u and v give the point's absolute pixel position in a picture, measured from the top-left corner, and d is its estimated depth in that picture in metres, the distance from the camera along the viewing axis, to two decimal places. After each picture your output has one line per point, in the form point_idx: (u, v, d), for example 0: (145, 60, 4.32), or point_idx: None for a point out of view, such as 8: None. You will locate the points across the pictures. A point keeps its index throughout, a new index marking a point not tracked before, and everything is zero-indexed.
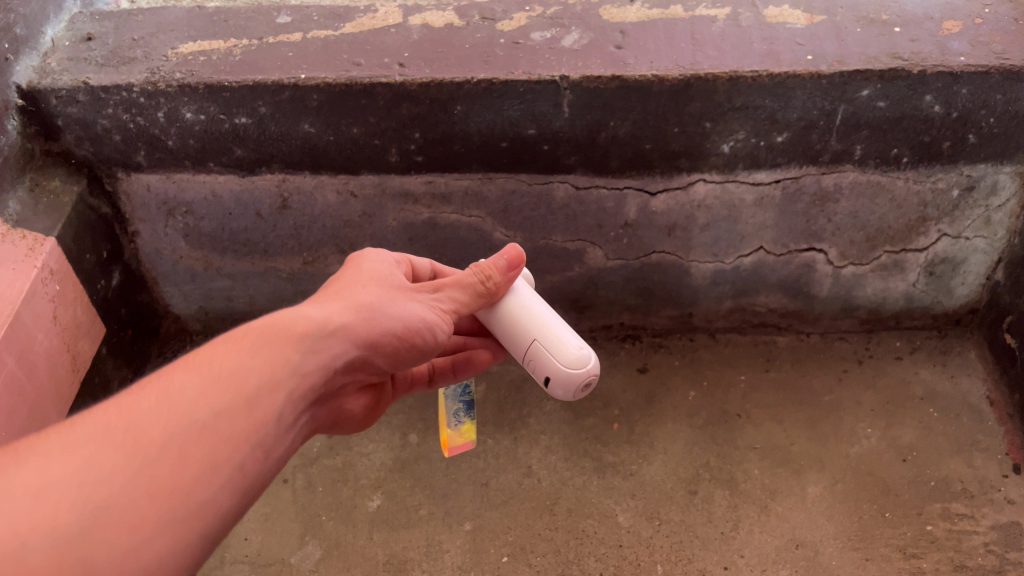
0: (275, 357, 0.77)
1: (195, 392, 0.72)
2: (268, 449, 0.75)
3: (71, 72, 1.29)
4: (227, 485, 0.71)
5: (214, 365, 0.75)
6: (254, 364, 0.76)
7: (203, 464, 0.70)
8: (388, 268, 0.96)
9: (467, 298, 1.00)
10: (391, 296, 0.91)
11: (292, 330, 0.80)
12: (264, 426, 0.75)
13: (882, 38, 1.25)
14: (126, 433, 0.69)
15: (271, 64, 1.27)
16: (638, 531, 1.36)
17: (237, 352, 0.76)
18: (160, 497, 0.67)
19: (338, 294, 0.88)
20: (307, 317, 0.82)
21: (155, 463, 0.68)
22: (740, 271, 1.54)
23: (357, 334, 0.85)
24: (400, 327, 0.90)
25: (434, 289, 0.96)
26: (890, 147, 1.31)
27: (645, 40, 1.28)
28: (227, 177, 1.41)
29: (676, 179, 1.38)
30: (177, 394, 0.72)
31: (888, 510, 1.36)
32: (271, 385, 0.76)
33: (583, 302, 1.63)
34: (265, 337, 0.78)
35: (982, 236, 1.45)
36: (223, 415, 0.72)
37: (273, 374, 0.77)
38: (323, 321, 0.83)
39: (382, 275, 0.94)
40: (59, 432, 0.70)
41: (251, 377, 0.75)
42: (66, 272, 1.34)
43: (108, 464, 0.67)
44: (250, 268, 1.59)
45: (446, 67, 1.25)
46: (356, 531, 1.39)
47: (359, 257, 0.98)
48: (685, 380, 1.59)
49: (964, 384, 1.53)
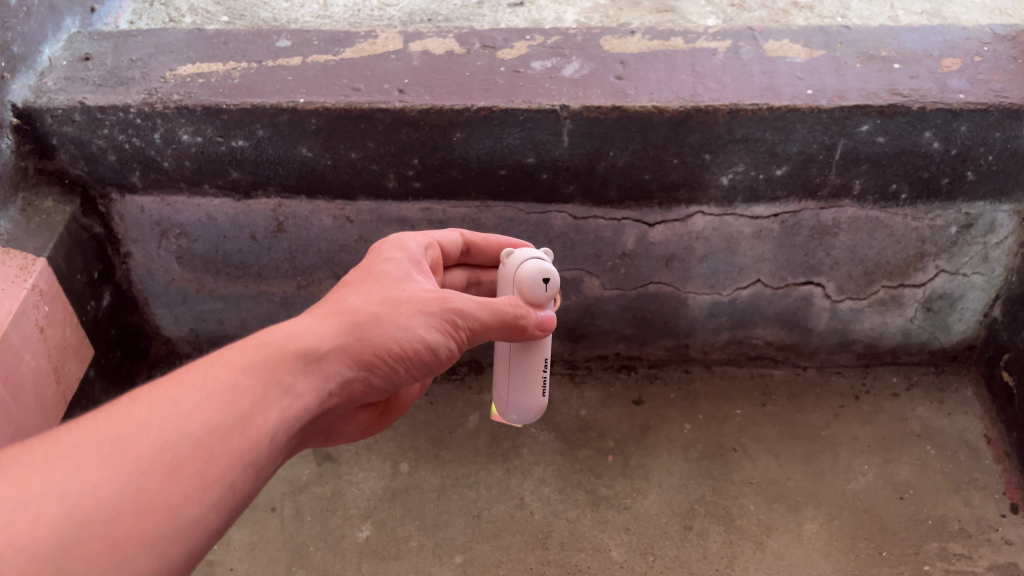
0: (274, 376, 0.77)
1: (190, 406, 0.72)
2: (259, 469, 0.74)
3: (68, 91, 1.28)
4: (215, 503, 0.70)
5: (209, 377, 0.75)
6: (249, 382, 0.75)
7: (191, 482, 0.69)
8: (404, 277, 0.91)
9: (494, 316, 0.91)
10: (399, 308, 0.86)
11: (289, 348, 0.79)
12: (258, 445, 0.74)
13: (882, 74, 1.25)
14: (115, 445, 0.68)
15: (270, 88, 1.26)
16: (631, 567, 1.34)
17: (235, 367, 0.76)
18: (144, 514, 0.66)
19: (342, 301, 0.86)
20: (306, 334, 0.81)
21: (143, 479, 0.67)
22: (737, 303, 1.53)
23: (355, 354, 0.83)
24: (396, 343, 0.85)
25: (449, 299, 0.89)
26: (889, 182, 1.31)
27: (645, 71, 1.28)
28: (222, 200, 1.40)
29: (676, 210, 1.37)
30: (171, 407, 0.71)
31: (885, 549, 1.35)
32: (265, 403, 0.75)
33: (578, 332, 1.62)
34: (266, 352, 0.78)
35: (980, 273, 1.45)
36: (216, 432, 0.72)
37: (267, 392, 0.75)
38: (322, 341, 0.81)
39: (391, 291, 0.88)
40: (48, 439, 0.69)
41: (247, 394, 0.74)
42: (56, 293, 1.32)
43: (95, 477, 0.66)
44: (242, 291, 1.57)
45: (446, 94, 1.24)
46: (344, 561, 1.37)
47: (378, 251, 0.96)
48: (681, 413, 1.57)
49: (962, 422, 1.52)
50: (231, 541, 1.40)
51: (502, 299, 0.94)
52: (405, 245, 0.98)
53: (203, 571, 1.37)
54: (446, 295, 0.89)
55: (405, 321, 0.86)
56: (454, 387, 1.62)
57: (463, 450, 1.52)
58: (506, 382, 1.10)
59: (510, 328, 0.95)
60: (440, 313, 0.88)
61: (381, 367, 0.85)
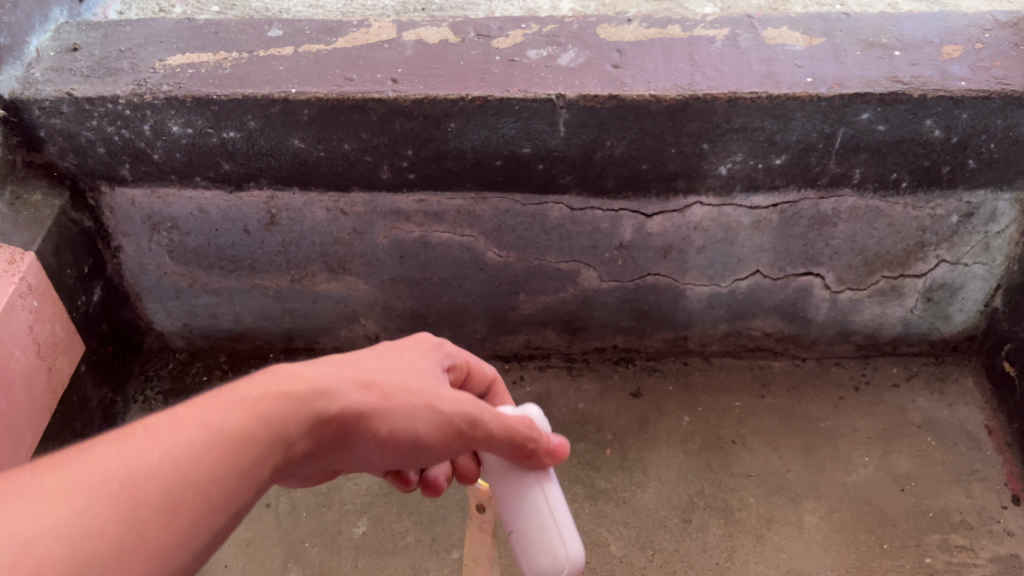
0: (285, 441, 0.66)
1: (202, 456, 0.61)
2: (235, 525, 0.65)
3: (55, 82, 1.25)
4: (193, 561, 0.60)
5: (228, 423, 0.64)
6: (264, 438, 0.65)
7: (182, 537, 0.59)
8: (434, 364, 0.82)
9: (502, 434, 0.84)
10: (418, 397, 0.76)
11: (315, 411, 0.68)
12: (247, 505, 0.64)
13: (882, 62, 1.24)
14: (124, 485, 0.57)
15: (261, 78, 1.24)
16: (630, 561, 1.33)
17: (255, 417, 0.65)
18: (137, 564, 0.56)
19: (368, 366, 0.75)
20: (331, 395, 0.70)
21: (141, 529, 0.57)
22: (736, 295, 1.52)
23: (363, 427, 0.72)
24: (400, 440, 0.75)
25: (472, 401, 0.80)
26: (889, 171, 1.29)
27: (643, 59, 1.26)
28: (214, 192, 1.38)
29: (673, 200, 1.36)
30: (185, 452, 0.61)
31: (886, 541, 1.34)
32: (265, 464, 0.65)
33: (575, 325, 1.60)
34: (287, 410, 0.67)
35: (982, 262, 1.44)
36: (216, 490, 0.61)
37: (274, 455, 0.66)
38: (343, 408, 0.70)
39: (416, 377, 0.78)
40: (47, 464, 0.58)
41: (256, 452, 0.64)
42: (45, 288, 1.30)
43: (98, 522, 0.55)
44: (236, 285, 1.54)
45: (440, 83, 1.22)
46: (341, 558, 1.35)
47: (414, 343, 0.84)
48: (679, 405, 1.56)
49: (962, 413, 1.51)
50: (226, 538, 1.39)
51: (519, 417, 0.88)
52: (439, 343, 0.87)
53: None
54: (470, 400, 0.80)
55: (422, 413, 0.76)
56: None
57: None
58: (557, 525, 0.92)
59: (511, 458, 0.89)
60: (457, 415, 0.78)
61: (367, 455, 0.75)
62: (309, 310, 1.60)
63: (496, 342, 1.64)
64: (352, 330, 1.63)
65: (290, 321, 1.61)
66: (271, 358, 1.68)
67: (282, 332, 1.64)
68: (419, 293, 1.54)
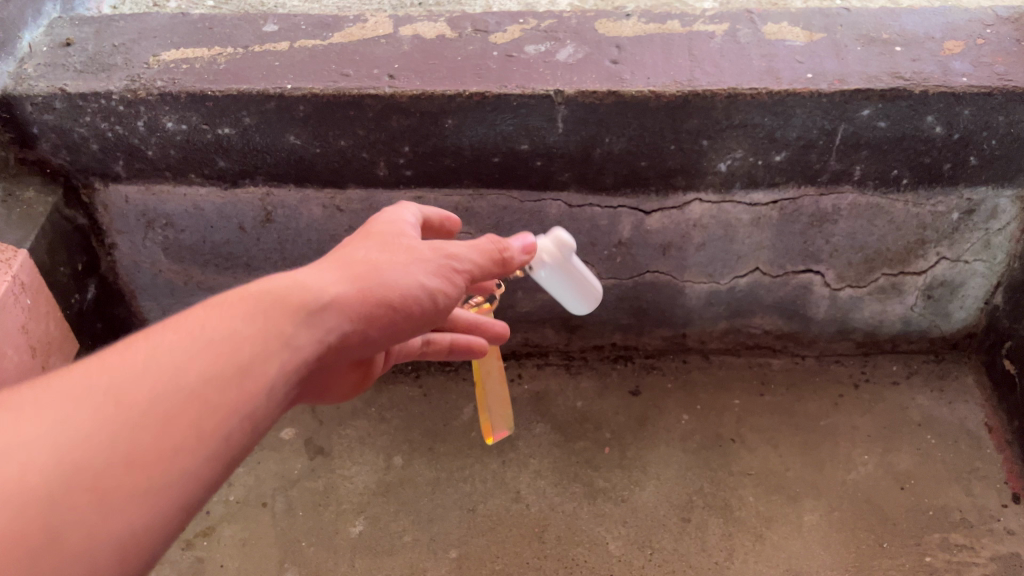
0: (278, 325, 0.66)
1: (190, 351, 0.61)
2: (260, 421, 0.64)
3: (48, 78, 1.24)
4: (214, 456, 0.60)
5: (211, 320, 0.64)
6: (255, 327, 0.65)
7: (189, 427, 0.59)
8: (396, 232, 0.83)
9: (480, 265, 0.85)
10: (394, 263, 0.77)
11: (297, 297, 0.68)
12: (259, 395, 0.63)
13: (883, 57, 1.23)
14: (109, 390, 0.58)
15: (256, 73, 1.23)
16: (629, 560, 1.32)
17: (240, 311, 0.66)
18: (140, 459, 0.56)
19: (345, 257, 0.76)
20: (311, 285, 0.70)
21: (137, 425, 0.57)
22: (735, 292, 1.51)
23: (360, 310, 0.72)
24: (396, 292, 0.75)
25: (440, 246, 0.81)
26: (890, 167, 1.28)
27: (642, 55, 1.25)
28: (209, 189, 1.37)
29: (672, 197, 1.35)
30: (169, 350, 0.61)
31: (886, 540, 1.33)
32: (265, 354, 0.65)
33: (574, 322, 1.59)
34: (269, 300, 0.67)
35: (982, 259, 1.43)
36: (215, 379, 0.61)
37: (270, 341, 0.65)
38: (327, 293, 0.70)
39: (389, 250, 0.78)
40: (37, 387, 0.59)
41: (248, 340, 0.64)
42: (38, 286, 1.29)
43: (86, 428, 0.56)
44: (231, 283, 1.53)
45: (437, 79, 1.21)
46: (337, 558, 1.34)
47: (371, 223, 0.85)
48: (678, 403, 1.55)
49: (962, 410, 1.51)
50: (222, 537, 1.37)
51: (485, 237, 0.88)
52: (400, 216, 0.88)
53: (193, 568, 1.34)
54: (442, 246, 0.81)
55: (403, 266, 0.77)
56: (448, 378, 1.60)
57: (458, 442, 1.49)
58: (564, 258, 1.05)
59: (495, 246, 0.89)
60: (434, 261, 0.80)
61: (379, 326, 0.75)
62: None
63: None
64: None
65: None
66: None
67: None
68: None
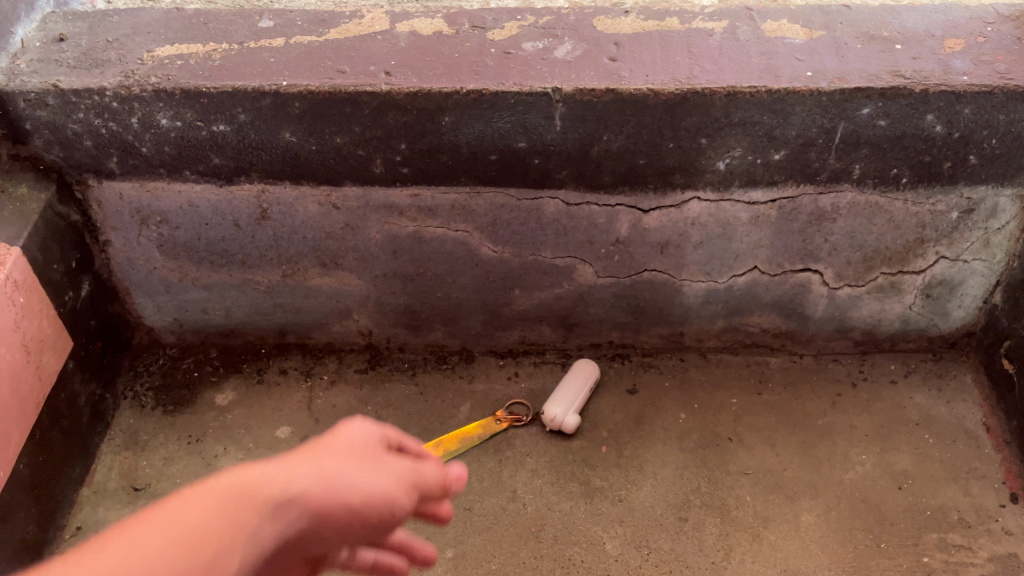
0: (238, 525, 0.60)
1: (144, 558, 0.55)
2: None
3: (41, 73, 1.23)
4: None
5: (168, 521, 0.58)
6: (212, 531, 0.58)
7: None
8: (372, 442, 0.73)
9: (441, 490, 0.78)
10: (362, 466, 0.69)
11: (261, 495, 0.62)
12: None
13: (883, 55, 1.22)
14: None
15: (252, 70, 1.22)
16: (626, 560, 1.32)
17: (200, 509, 0.59)
18: None
19: (309, 450, 0.68)
20: (277, 479, 0.63)
21: None
22: (733, 291, 1.50)
23: (324, 513, 0.65)
24: (358, 498, 0.66)
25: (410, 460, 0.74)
26: (890, 166, 1.27)
27: (641, 52, 1.24)
28: (204, 186, 1.35)
29: (671, 195, 1.34)
30: (120, 556, 0.54)
31: (884, 540, 1.32)
32: (220, 559, 0.58)
33: (571, 320, 1.58)
34: (232, 496, 0.61)
35: (981, 258, 1.42)
36: None
37: (230, 544, 0.59)
38: (294, 485, 0.64)
39: (360, 447, 0.71)
40: None
41: (206, 545, 0.57)
42: (31, 284, 1.28)
43: None
44: (226, 280, 1.51)
45: (434, 76, 1.20)
46: None
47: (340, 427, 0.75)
48: (675, 402, 1.54)
49: (961, 410, 1.50)
50: None
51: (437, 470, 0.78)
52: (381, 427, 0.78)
53: None
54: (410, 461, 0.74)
55: (367, 472, 0.69)
56: (445, 377, 1.60)
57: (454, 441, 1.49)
58: None
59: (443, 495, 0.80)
60: (402, 470, 0.72)
61: (332, 531, 0.66)
62: (301, 306, 1.58)
63: (491, 338, 1.62)
64: (345, 326, 1.60)
65: (282, 316, 1.59)
66: (263, 354, 1.64)
67: (274, 328, 1.61)
68: (413, 288, 1.52)
